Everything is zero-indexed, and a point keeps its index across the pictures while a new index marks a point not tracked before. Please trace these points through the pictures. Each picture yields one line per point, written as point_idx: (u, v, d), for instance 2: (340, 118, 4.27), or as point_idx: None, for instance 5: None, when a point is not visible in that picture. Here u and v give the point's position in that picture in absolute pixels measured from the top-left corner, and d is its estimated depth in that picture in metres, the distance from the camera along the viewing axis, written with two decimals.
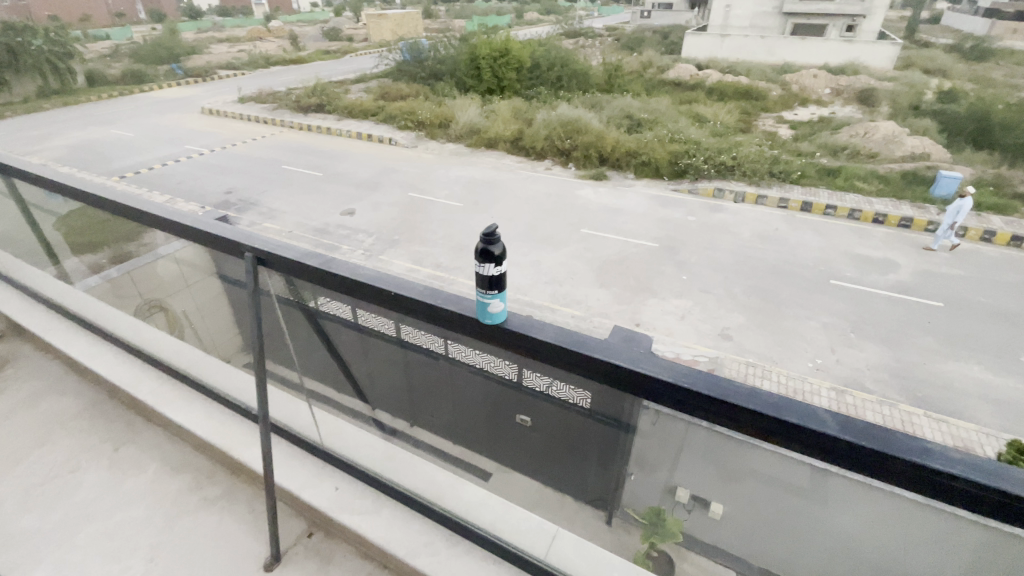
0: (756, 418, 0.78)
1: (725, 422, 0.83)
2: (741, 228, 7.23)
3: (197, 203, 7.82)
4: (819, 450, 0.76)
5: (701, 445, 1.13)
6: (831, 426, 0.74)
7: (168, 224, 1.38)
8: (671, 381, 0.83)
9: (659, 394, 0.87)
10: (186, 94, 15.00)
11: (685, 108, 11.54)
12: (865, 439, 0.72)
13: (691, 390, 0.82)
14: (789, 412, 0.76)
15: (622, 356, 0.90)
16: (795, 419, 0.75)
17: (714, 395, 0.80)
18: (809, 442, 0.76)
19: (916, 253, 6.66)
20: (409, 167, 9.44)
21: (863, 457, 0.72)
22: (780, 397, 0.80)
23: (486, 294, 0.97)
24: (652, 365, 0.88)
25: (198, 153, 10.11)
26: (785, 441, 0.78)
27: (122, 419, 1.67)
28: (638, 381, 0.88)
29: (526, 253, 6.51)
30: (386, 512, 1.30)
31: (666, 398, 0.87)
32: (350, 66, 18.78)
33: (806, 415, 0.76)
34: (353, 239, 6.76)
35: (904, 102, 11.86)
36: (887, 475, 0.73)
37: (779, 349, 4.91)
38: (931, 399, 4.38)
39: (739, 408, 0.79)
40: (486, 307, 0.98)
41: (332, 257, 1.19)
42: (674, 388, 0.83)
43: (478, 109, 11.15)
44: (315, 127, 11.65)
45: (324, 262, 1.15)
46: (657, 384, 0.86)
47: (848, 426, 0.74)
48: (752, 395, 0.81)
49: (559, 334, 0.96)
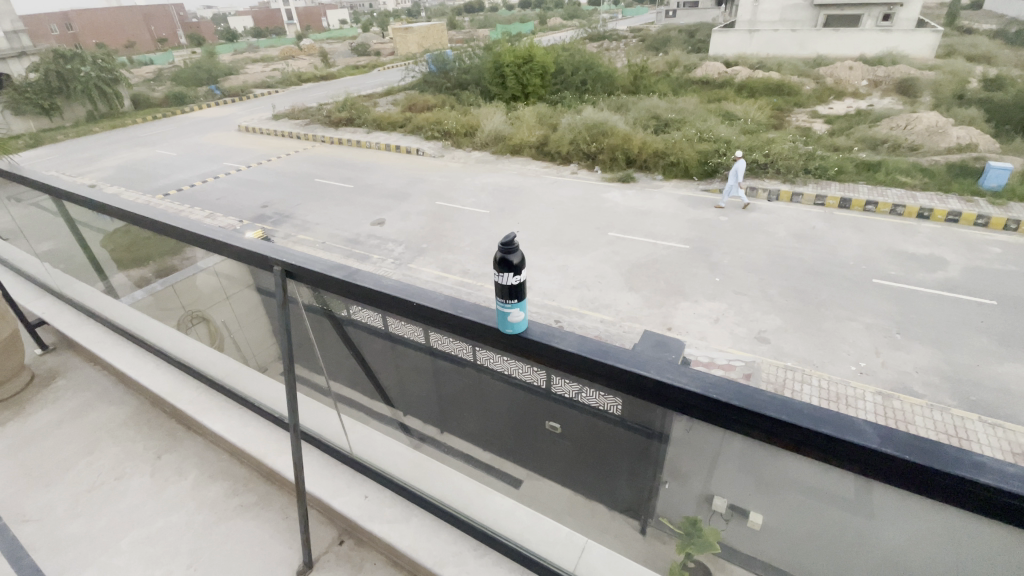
0: (791, 430, 0.75)
1: (755, 432, 0.80)
2: (775, 228, 7.02)
3: (236, 217, 8.14)
4: (857, 464, 0.73)
5: (740, 462, 1.02)
6: (871, 438, 0.71)
7: (205, 241, 1.44)
8: (699, 392, 0.81)
9: (686, 406, 0.85)
10: (224, 113, 15.72)
11: (713, 106, 11.31)
12: (905, 450, 0.69)
13: (719, 400, 0.80)
14: (825, 422, 0.74)
15: (644, 365, 0.89)
16: (831, 432, 0.72)
17: (746, 407, 0.78)
18: (847, 457, 0.73)
19: (966, 249, 6.30)
20: (436, 176, 9.57)
21: (906, 471, 0.69)
22: (818, 409, 0.78)
23: (505, 303, 0.98)
24: (678, 376, 0.85)
25: (235, 169, 10.54)
26: (825, 455, 0.75)
27: (164, 426, 1.74)
28: (661, 391, 0.86)
29: (553, 258, 6.49)
30: (414, 521, 1.32)
31: (692, 410, 0.85)
32: (378, 80, 19.25)
33: (844, 428, 0.73)
34: (383, 249, 6.88)
35: (947, 92, 11.27)
36: (927, 489, 0.70)
37: (820, 352, 4.73)
38: (986, 403, 4.13)
39: (770, 420, 0.76)
40: (507, 317, 0.98)
41: (356, 269, 1.22)
42: (702, 398, 0.81)
43: (503, 116, 11.23)
44: (346, 140, 11.98)
45: (346, 274, 1.18)
46: (684, 395, 0.84)
47: (888, 436, 0.72)
48: (785, 405, 0.78)
49: (583, 344, 0.95)
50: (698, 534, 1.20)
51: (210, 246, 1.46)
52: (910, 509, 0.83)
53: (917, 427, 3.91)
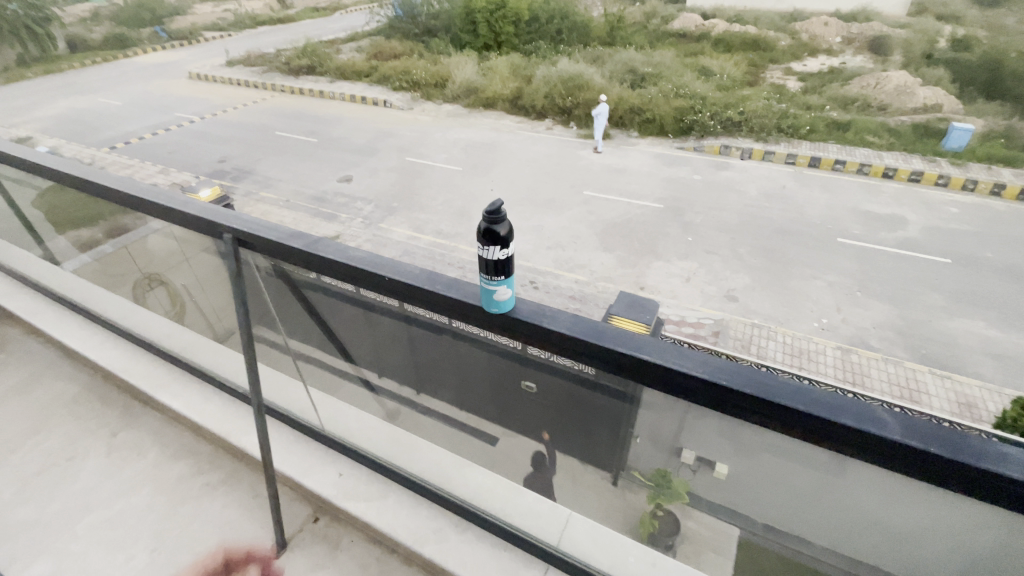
0: (811, 420, 0.72)
1: (767, 421, 0.77)
2: (747, 186, 7.06)
3: (192, 173, 7.64)
4: (876, 453, 0.70)
5: (737, 446, 0.98)
6: (892, 429, 0.69)
7: (152, 205, 1.30)
8: (706, 378, 0.77)
9: (692, 392, 0.81)
10: (173, 58, 14.52)
11: (690, 60, 11.06)
12: (929, 442, 0.67)
13: (728, 387, 0.76)
14: (845, 412, 0.71)
15: (644, 349, 0.84)
16: (851, 422, 0.69)
17: (760, 395, 0.74)
18: (870, 448, 0.70)
19: (925, 209, 6.51)
20: (406, 130, 9.16)
21: (928, 461, 0.67)
22: (835, 396, 0.74)
23: (490, 280, 0.90)
24: (680, 359, 0.82)
25: (188, 121, 9.83)
26: (841, 445, 0.72)
27: (119, 402, 1.63)
28: (659, 373, 0.82)
29: (528, 218, 6.37)
30: (392, 498, 1.29)
31: (695, 395, 0.81)
32: (340, 24, 17.97)
33: (863, 417, 0.70)
34: (351, 207, 6.62)
35: (918, 50, 11.25)
36: (946, 479, 0.68)
37: (785, 309, 4.88)
38: (935, 355, 4.39)
39: (784, 408, 0.73)
40: (492, 296, 0.91)
41: (319, 239, 1.12)
42: (710, 384, 0.77)
43: (475, 67, 10.70)
44: (308, 91, 11.29)
45: (309, 244, 1.09)
46: (688, 380, 0.80)
47: (910, 427, 0.69)
48: (794, 392, 0.75)
49: (579, 324, 0.89)
50: (668, 484, 1.17)
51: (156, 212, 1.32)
52: (906, 497, 0.83)
53: (872, 380, 4.12)
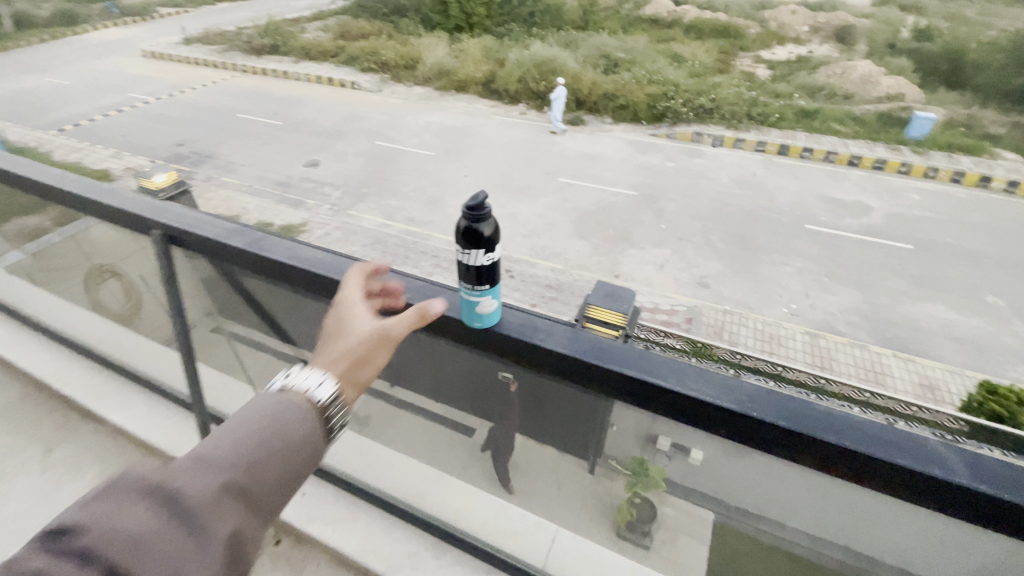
0: (868, 459, 0.72)
1: (806, 455, 0.77)
2: (719, 174, 7.12)
3: (146, 157, 7.20)
4: (934, 493, 0.71)
5: (762, 482, 0.97)
6: (957, 472, 0.69)
7: (97, 205, 1.21)
8: (734, 408, 0.77)
9: (716, 421, 0.81)
10: (124, 36, 13.65)
11: (663, 46, 11.01)
12: (996, 486, 0.67)
13: (762, 419, 0.76)
14: (878, 443, 0.72)
15: (660, 374, 0.84)
16: (910, 463, 0.70)
17: (809, 432, 0.74)
18: (930, 488, 0.71)
19: (888, 196, 6.67)
20: (375, 113, 8.84)
21: (983, 503, 0.68)
22: (888, 431, 0.75)
23: (474, 291, 0.89)
24: (710, 389, 0.81)
25: (142, 101, 9.25)
26: (894, 484, 0.73)
27: (56, 413, 1.53)
28: (674, 400, 0.82)
29: (502, 205, 6.25)
30: (361, 522, 1.26)
31: (718, 425, 0.81)
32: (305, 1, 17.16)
33: (928, 459, 0.71)
34: (318, 193, 6.35)
35: (880, 41, 11.34)
36: (1001, 522, 0.69)
37: (755, 295, 4.93)
38: (898, 338, 4.52)
39: (832, 444, 0.73)
40: (474, 310, 0.92)
41: (263, 238, 1.10)
42: (743, 415, 0.77)
43: (446, 49, 10.39)
44: (271, 71, 10.76)
45: (251, 242, 1.08)
46: (698, 404, 0.80)
47: (974, 468, 0.70)
48: (810, 415, 0.76)
49: (590, 349, 0.89)
50: (645, 474, 1.13)
51: (101, 216, 1.23)
52: (941, 538, 0.84)
53: (840, 364, 4.21)
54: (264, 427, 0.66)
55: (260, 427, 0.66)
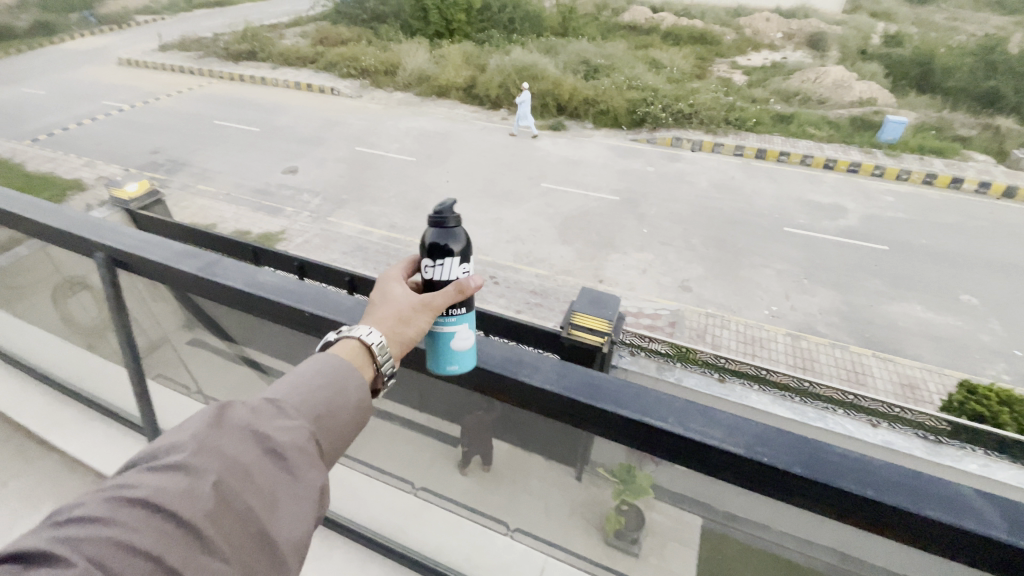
0: (886, 509, 0.63)
1: (819, 502, 0.68)
2: (698, 177, 7.18)
3: (118, 165, 7.00)
4: (964, 546, 0.62)
5: (769, 511, 0.90)
6: (991, 522, 0.60)
7: (42, 229, 1.14)
8: (741, 453, 0.68)
9: (721, 465, 0.71)
10: (95, 43, 13.32)
11: (642, 52, 11.14)
12: None
13: (773, 465, 0.67)
14: (902, 490, 0.63)
15: (657, 412, 0.74)
16: (938, 515, 0.61)
17: (819, 477, 0.65)
18: (956, 541, 0.62)
19: (863, 198, 6.81)
20: (355, 118, 8.74)
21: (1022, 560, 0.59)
22: (909, 473, 0.66)
23: (449, 318, 0.83)
24: (712, 428, 0.71)
25: (113, 108, 9.01)
26: (916, 534, 0.64)
27: (12, 445, 1.46)
28: (670, 441, 0.73)
29: (484, 210, 6.21)
30: (338, 554, 1.24)
31: (725, 469, 0.71)
32: (283, 6, 16.97)
33: (956, 507, 0.61)
34: (297, 200, 6.23)
35: (853, 46, 11.69)
36: None
37: (737, 298, 4.96)
38: (877, 338, 4.58)
39: (847, 492, 0.64)
40: (449, 343, 0.84)
41: (219, 260, 1.02)
42: (748, 459, 0.68)
43: (427, 54, 10.36)
44: (248, 77, 10.59)
45: (204, 267, 0.98)
46: (693, 444, 0.71)
47: (1008, 516, 0.61)
48: (821, 459, 0.67)
49: (579, 385, 0.80)
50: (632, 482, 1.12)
51: (47, 237, 1.16)
52: None
53: (821, 365, 4.25)
54: (332, 383, 0.66)
55: (321, 386, 0.65)
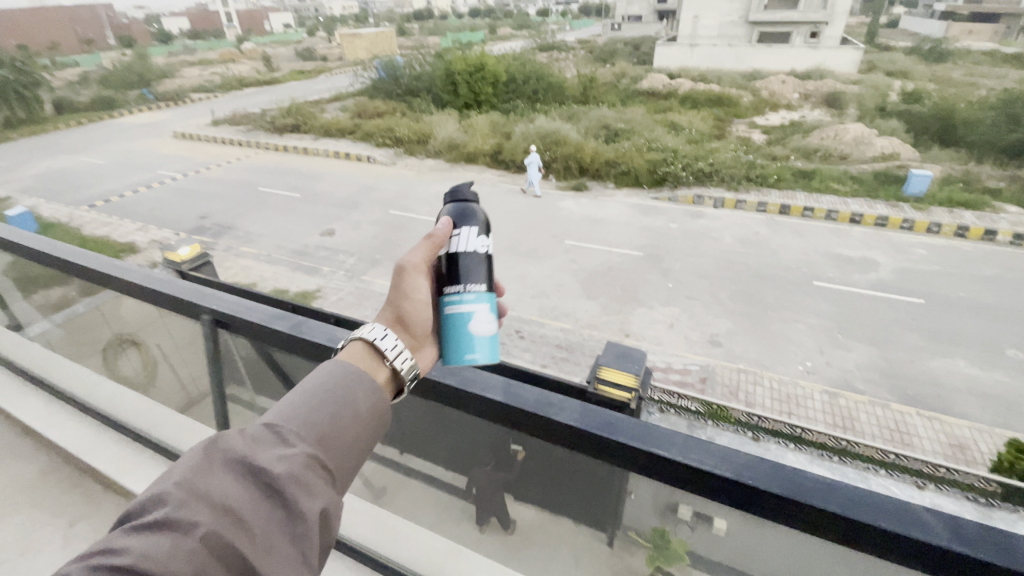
0: (848, 522, 0.69)
1: (798, 519, 0.74)
2: (722, 233, 7.27)
3: (171, 230, 7.56)
4: (920, 558, 0.67)
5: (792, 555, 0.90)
6: (938, 534, 0.66)
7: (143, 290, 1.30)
8: (732, 477, 0.74)
9: (715, 489, 0.77)
10: (157, 120, 14.71)
11: (660, 116, 11.67)
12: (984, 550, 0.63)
13: (760, 487, 0.72)
14: (866, 508, 0.69)
15: (660, 443, 0.81)
16: (895, 527, 0.66)
17: (793, 495, 0.71)
18: (914, 553, 0.67)
19: (893, 251, 6.74)
20: (389, 184, 9.31)
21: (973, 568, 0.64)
22: (872, 492, 0.72)
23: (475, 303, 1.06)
24: (705, 457, 0.78)
25: (171, 178, 9.84)
26: (882, 547, 0.70)
27: (80, 487, 1.49)
28: (670, 467, 0.80)
29: (511, 267, 6.40)
30: None
31: (720, 494, 0.77)
32: (325, 85, 18.61)
33: (909, 520, 0.67)
34: (334, 260, 6.58)
35: (869, 104, 12.00)
36: None
37: (768, 353, 4.89)
38: (920, 396, 4.40)
39: (817, 509, 0.70)
40: (467, 325, 1.05)
41: (304, 319, 1.13)
42: (734, 481, 0.74)
43: (456, 125, 11.13)
44: (292, 148, 11.50)
45: (293, 326, 1.09)
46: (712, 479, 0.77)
47: (957, 529, 0.67)
48: (829, 487, 0.72)
49: (587, 416, 0.87)
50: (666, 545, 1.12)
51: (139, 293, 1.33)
52: None
53: (862, 425, 4.08)
54: (332, 406, 0.72)
55: (318, 412, 0.71)
